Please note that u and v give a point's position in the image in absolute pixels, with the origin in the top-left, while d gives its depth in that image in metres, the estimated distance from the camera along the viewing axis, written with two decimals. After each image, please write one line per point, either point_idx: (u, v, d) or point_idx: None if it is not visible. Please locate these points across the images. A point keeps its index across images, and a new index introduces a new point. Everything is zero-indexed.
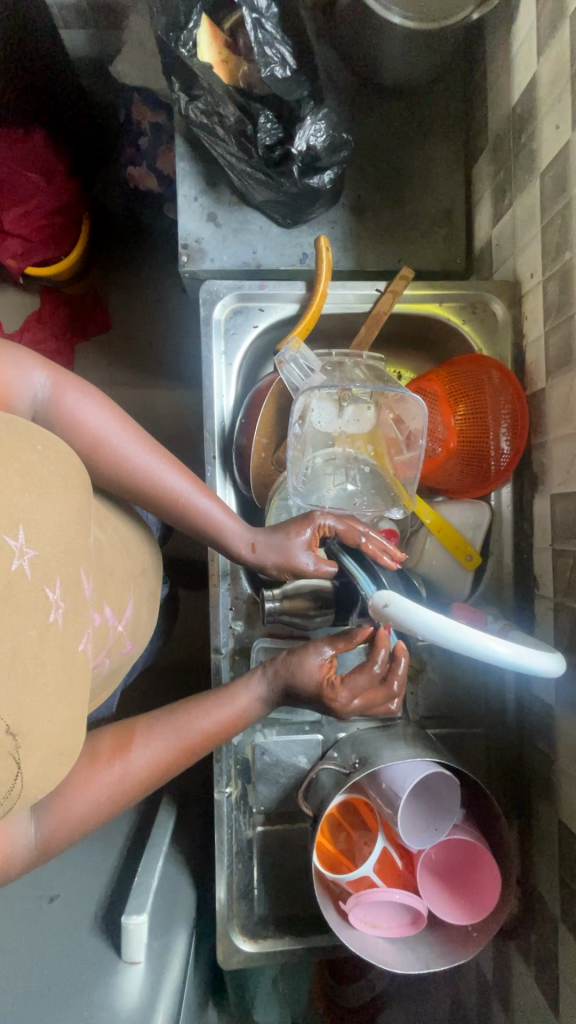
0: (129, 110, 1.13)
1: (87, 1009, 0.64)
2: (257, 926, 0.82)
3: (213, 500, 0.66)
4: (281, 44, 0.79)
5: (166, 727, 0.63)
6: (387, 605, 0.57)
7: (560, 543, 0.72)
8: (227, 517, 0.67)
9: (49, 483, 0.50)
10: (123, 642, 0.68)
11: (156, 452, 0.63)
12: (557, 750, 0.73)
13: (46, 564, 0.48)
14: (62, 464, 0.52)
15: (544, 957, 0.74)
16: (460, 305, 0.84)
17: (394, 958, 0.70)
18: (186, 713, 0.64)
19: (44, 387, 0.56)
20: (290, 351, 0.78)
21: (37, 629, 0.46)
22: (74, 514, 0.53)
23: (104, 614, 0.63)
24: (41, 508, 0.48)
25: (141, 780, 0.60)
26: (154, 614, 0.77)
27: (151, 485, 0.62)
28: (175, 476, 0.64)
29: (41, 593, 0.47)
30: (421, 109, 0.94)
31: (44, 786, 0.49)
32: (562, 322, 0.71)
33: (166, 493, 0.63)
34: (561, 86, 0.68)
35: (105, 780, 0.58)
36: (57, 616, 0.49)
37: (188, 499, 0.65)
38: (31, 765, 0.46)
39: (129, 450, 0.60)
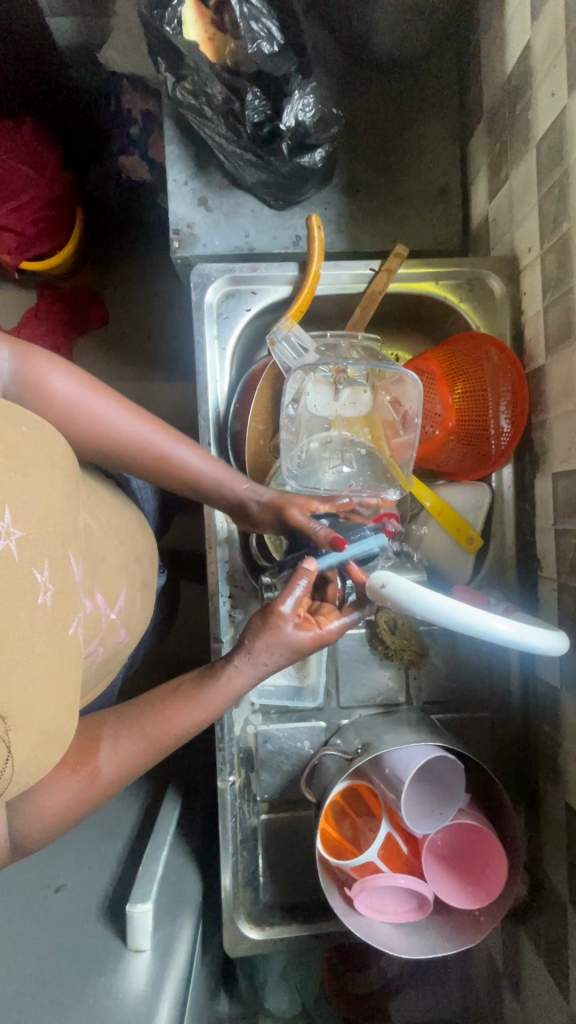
0: (118, 97, 1.12)
1: (93, 997, 0.64)
2: (263, 913, 0.81)
3: (197, 453, 0.66)
4: (268, 18, 0.77)
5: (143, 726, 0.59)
6: (384, 588, 0.55)
7: (562, 522, 0.70)
8: (212, 467, 0.67)
9: (35, 464, 0.49)
10: (116, 630, 0.67)
11: (132, 410, 0.62)
12: (562, 732, 0.72)
13: (33, 546, 0.47)
14: (47, 444, 0.51)
15: (553, 940, 0.73)
16: (457, 282, 0.82)
17: (401, 943, 0.70)
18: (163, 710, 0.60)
19: (9, 363, 0.55)
20: (281, 332, 0.77)
21: (25, 609, 0.46)
22: (62, 495, 0.52)
23: (95, 601, 0.62)
24: (27, 488, 0.48)
25: (116, 776, 0.58)
26: (148, 603, 0.77)
27: (132, 446, 0.62)
28: (155, 434, 0.63)
29: (28, 574, 0.47)
30: (413, 84, 0.91)
31: (36, 771, 0.48)
32: (560, 296, 0.69)
33: (148, 452, 0.63)
34: (556, 51, 0.66)
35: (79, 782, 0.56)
36: (46, 597, 0.48)
37: (171, 454, 0.64)
38: (21, 750, 0.46)
39: (104, 413, 0.59)
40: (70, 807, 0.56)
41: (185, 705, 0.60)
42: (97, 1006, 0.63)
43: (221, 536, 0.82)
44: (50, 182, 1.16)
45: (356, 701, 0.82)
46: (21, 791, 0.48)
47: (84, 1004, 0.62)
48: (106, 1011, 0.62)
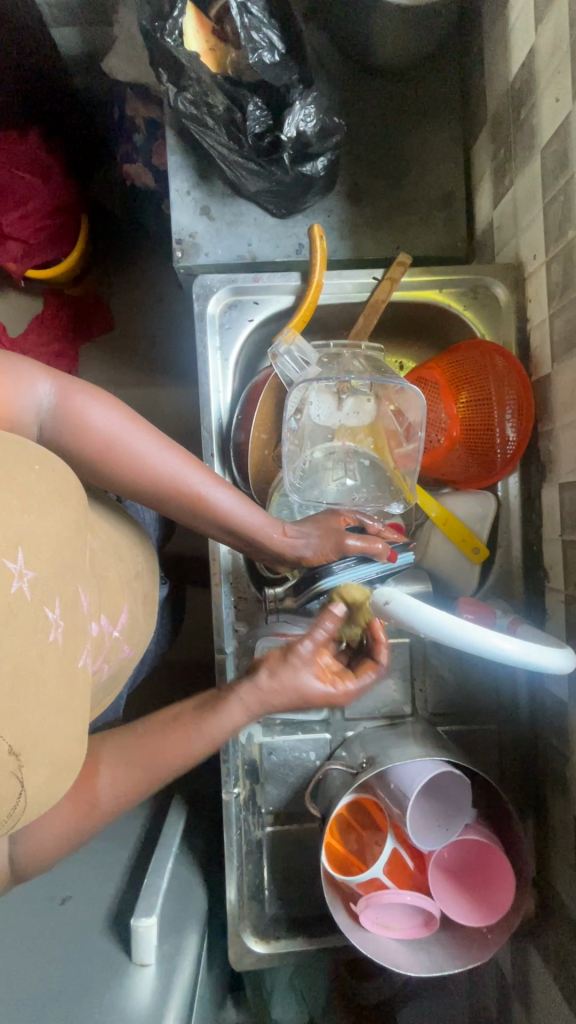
0: (122, 106, 1.12)
1: (98, 1011, 0.63)
2: (269, 927, 0.81)
3: (232, 495, 0.64)
4: (268, 28, 0.76)
5: (136, 758, 0.59)
6: (388, 603, 0.55)
7: (569, 533, 0.69)
8: (247, 512, 0.65)
9: (46, 502, 0.49)
10: (120, 647, 0.68)
11: (171, 448, 0.61)
12: (570, 746, 0.71)
13: (44, 585, 0.47)
14: (57, 480, 0.52)
15: (563, 957, 0.72)
16: (461, 290, 0.81)
17: (406, 960, 0.69)
18: (159, 740, 0.60)
19: (50, 396, 0.55)
20: (283, 343, 0.76)
21: (37, 647, 0.46)
22: (72, 531, 0.52)
23: (100, 623, 0.62)
24: (39, 528, 0.48)
25: (108, 809, 0.58)
26: (151, 617, 0.77)
27: (166, 485, 0.61)
28: (190, 473, 0.62)
29: (40, 614, 0.46)
30: (417, 89, 0.91)
31: (46, 801, 0.49)
32: (566, 304, 0.68)
33: (182, 491, 0.61)
34: (560, 56, 0.65)
35: (74, 811, 0.57)
36: (57, 633, 0.48)
37: (205, 494, 0.62)
38: (34, 782, 0.46)
39: (140, 449, 0.59)
40: (63, 837, 0.57)
41: (180, 734, 0.60)
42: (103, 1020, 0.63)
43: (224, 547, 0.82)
44: (55, 192, 1.16)
45: (361, 712, 0.81)
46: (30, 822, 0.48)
47: (90, 1018, 0.62)
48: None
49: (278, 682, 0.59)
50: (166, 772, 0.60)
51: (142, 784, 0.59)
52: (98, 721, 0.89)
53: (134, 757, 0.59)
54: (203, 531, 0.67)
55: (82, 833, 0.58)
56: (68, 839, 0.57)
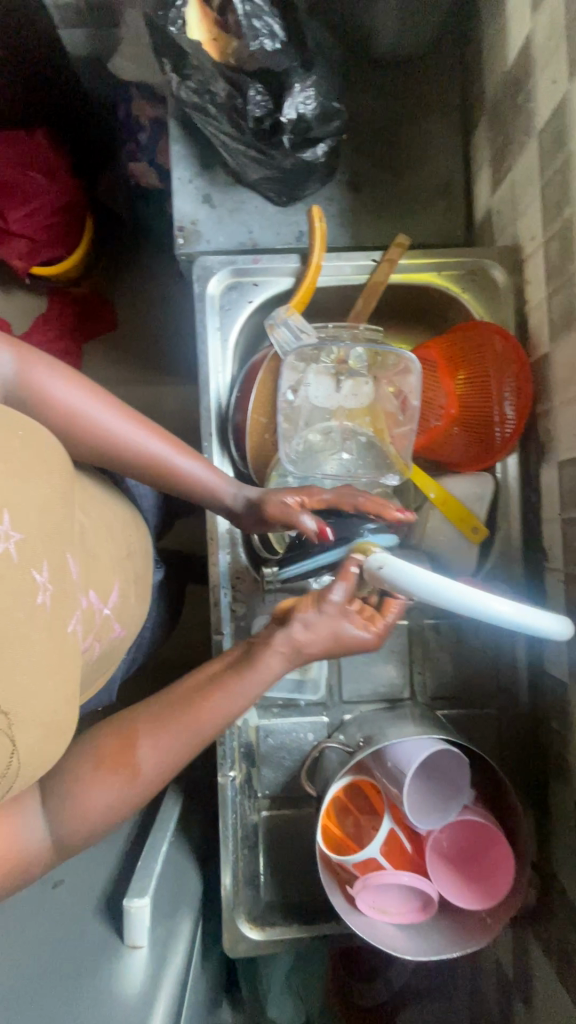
0: (128, 105, 1.14)
1: (89, 992, 0.62)
2: (264, 914, 0.80)
3: (197, 463, 0.65)
4: (270, 15, 0.78)
5: (177, 723, 0.56)
6: (382, 569, 0.55)
7: (568, 511, 0.69)
8: (213, 478, 0.66)
9: (32, 466, 0.49)
10: (111, 626, 0.67)
11: (133, 418, 0.61)
12: (570, 726, 0.71)
13: (32, 547, 0.47)
14: (44, 445, 0.51)
15: (565, 945, 0.71)
16: (460, 273, 0.82)
17: (405, 945, 0.67)
18: (196, 703, 0.57)
19: (11, 365, 0.55)
20: (281, 317, 0.77)
21: (24, 610, 0.45)
22: (59, 496, 0.51)
23: (89, 598, 0.62)
24: (25, 491, 0.47)
25: (150, 782, 0.56)
26: (143, 596, 0.77)
27: (130, 455, 0.61)
28: (156, 444, 0.62)
29: (27, 575, 0.46)
30: (415, 82, 0.92)
31: (41, 766, 0.48)
32: (564, 282, 0.69)
33: (148, 461, 0.62)
34: (557, 39, 0.66)
35: (116, 782, 0.55)
36: (45, 598, 0.48)
37: (171, 464, 0.63)
38: (26, 744, 0.45)
39: (101, 419, 0.59)
40: (109, 806, 0.55)
41: (221, 694, 0.57)
42: (93, 1001, 0.61)
43: (222, 529, 0.82)
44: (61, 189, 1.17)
45: (359, 695, 0.80)
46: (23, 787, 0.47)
47: (81, 999, 0.61)
48: (103, 1007, 0.60)
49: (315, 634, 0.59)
50: (208, 733, 0.57)
51: (183, 749, 0.56)
52: (93, 706, 0.88)
53: (174, 720, 0.56)
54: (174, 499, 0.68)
55: (127, 804, 0.55)
56: (113, 809, 0.55)
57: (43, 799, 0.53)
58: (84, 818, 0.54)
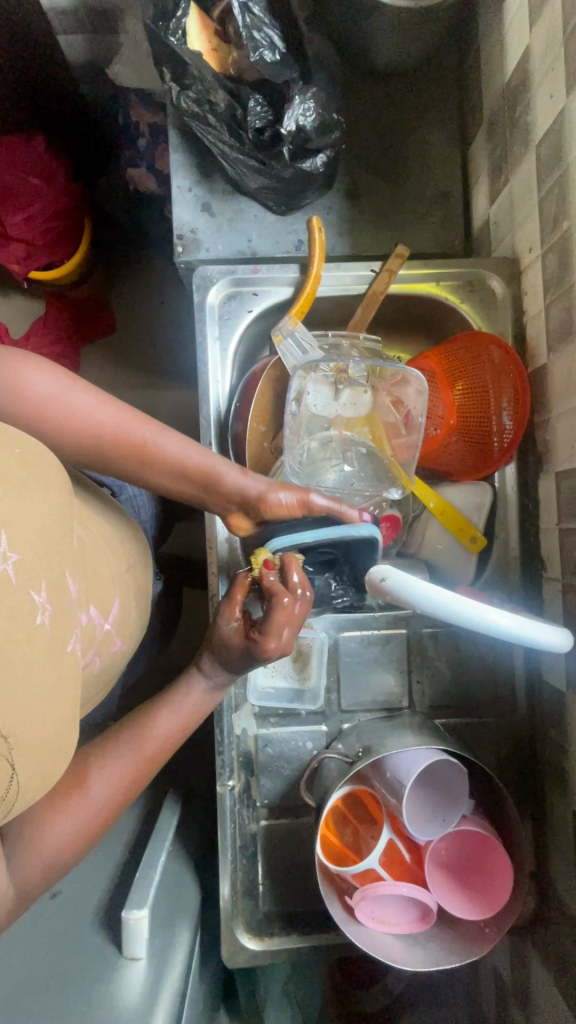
0: (126, 112, 1.14)
1: (88, 1003, 0.62)
2: (262, 924, 0.79)
3: (183, 442, 0.66)
4: (270, 27, 0.78)
5: (124, 746, 0.62)
6: (384, 581, 0.54)
7: (566, 522, 0.70)
8: (200, 455, 0.67)
9: (30, 485, 0.49)
10: (112, 640, 0.67)
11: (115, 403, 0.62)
12: (568, 736, 0.71)
13: (30, 567, 0.47)
14: (42, 462, 0.51)
15: (563, 956, 0.71)
16: (458, 283, 0.82)
17: (407, 957, 0.67)
18: (139, 725, 0.63)
19: None
20: (287, 328, 0.78)
21: (24, 631, 0.45)
22: (57, 515, 0.51)
23: (90, 613, 0.62)
24: (23, 511, 0.47)
25: (105, 805, 0.58)
26: (143, 609, 0.77)
27: (113, 437, 0.62)
28: (136, 425, 0.63)
29: (26, 596, 0.46)
30: (414, 93, 0.92)
31: (40, 789, 0.48)
32: (562, 294, 0.69)
33: (136, 444, 0.63)
34: (554, 53, 0.66)
35: (68, 813, 0.56)
36: (45, 618, 0.48)
37: (154, 443, 0.64)
38: (26, 768, 0.45)
39: (85, 406, 0.60)
40: (63, 843, 0.55)
41: (159, 715, 0.65)
42: (90, 1014, 0.60)
43: (221, 539, 0.82)
44: (59, 195, 1.17)
45: (358, 704, 0.81)
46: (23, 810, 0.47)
47: (79, 1011, 0.61)
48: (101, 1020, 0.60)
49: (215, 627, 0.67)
50: (153, 756, 0.62)
51: (131, 773, 0.61)
52: (91, 715, 0.88)
53: (120, 745, 0.61)
54: (160, 485, 0.68)
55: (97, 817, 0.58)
56: (67, 843, 0.55)
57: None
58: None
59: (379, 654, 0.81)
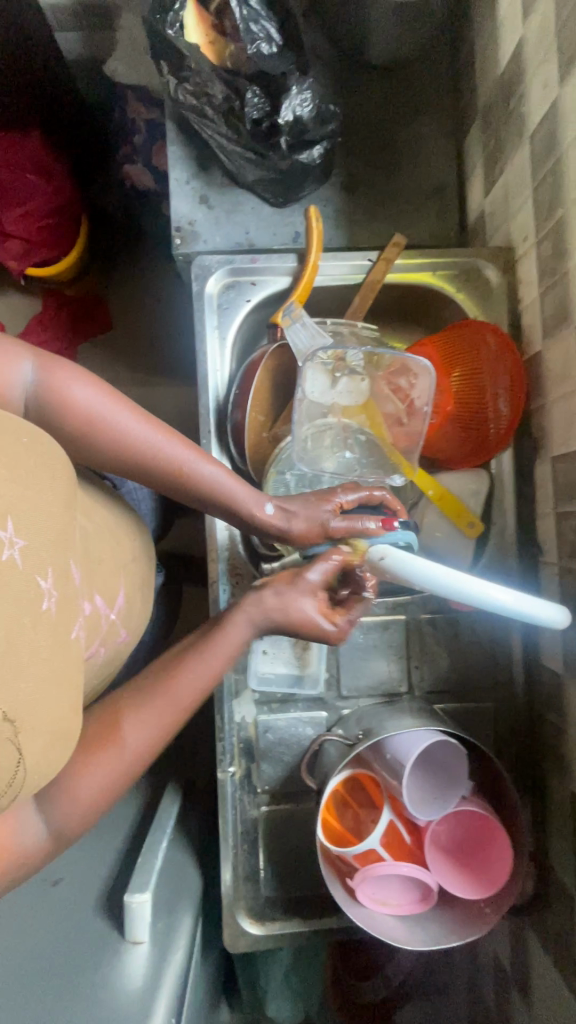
0: (123, 107, 1.15)
1: (91, 986, 0.62)
2: (264, 909, 0.80)
3: (217, 468, 0.65)
4: (266, 20, 0.79)
5: (157, 695, 0.61)
6: (383, 559, 0.56)
7: (563, 505, 0.70)
8: (234, 483, 0.66)
9: (36, 474, 0.49)
10: (117, 630, 0.67)
11: (153, 422, 0.62)
12: (566, 718, 0.72)
13: (36, 554, 0.47)
14: (49, 452, 0.51)
15: (562, 936, 0.71)
16: (454, 273, 0.83)
17: (404, 935, 0.68)
18: (172, 673, 0.62)
19: (32, 372, 0.55)
20: (295, 314, 0.79)
21: (29, 616, 0.45)
22: (62, 503, 0.51)
23: (94, 602, 0.62)
24: (29, 498, 0.47)
25: (136, 758, 0.59)
26: (147, 602, 0.77)
27: (150, 459, 0.61)
28: (174, 448, 0.63)
29: (32, 582, 0.46)
30: (409, 87, 0.94)
31: (46, 774, 0.48)
32: (556, 281, 0.70)
33: (171, 467, 0.63)
34: (548, 43, 0.68)
35: (101, 765, 0.57)
36: (50, 603, 0.48)
37: (191, 468, 0.64)
38: (32, 753, 0.45)
39: (123, 425, 0.59)
40: (100, 788, 0.57)
41: (192, 662, 0.63)
42: (93, 997, 0.61)
43: (220, 526, 0.82)
44: (57, 190, 1.18)
45: (358, 689, 0.81)
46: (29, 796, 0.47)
47: (83, 993, 0.61)
48: (105, 1004, 0.60)
49: (286, 606, 0.65)
50: (186, 706, 0.61)
51: (165, 724, 0.60)
52: None
53: (152, 693, 0.61)
54: (192, 504, 0.68)
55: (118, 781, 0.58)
56: (100, 794, 0.57)
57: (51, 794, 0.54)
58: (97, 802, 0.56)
59: (378, 639, 0.81)
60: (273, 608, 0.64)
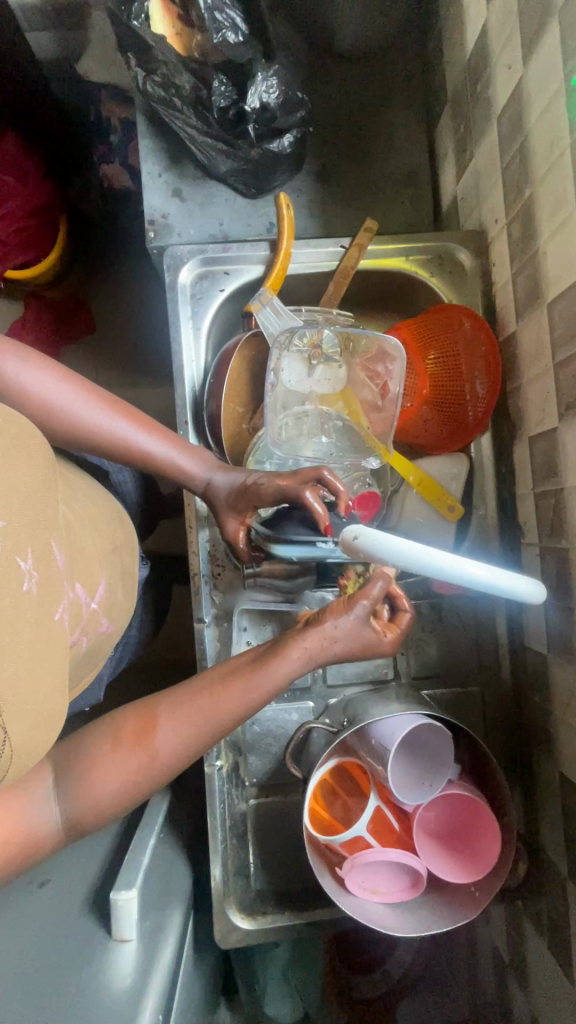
0: (97, 106, 1.14)
1: (76, 988, 0.60)
2: (255, 903, 0.79)
3: (173, 448, 0.66)
4: (232, 8, 0.78)
5: (195, 709, 0.58)
6: (357, 537, 0.54)
7: (540, 485, 0.70)
8: (190, 460, 0.67)
9: (11, 454, 0.48)
10: (98, 620, 0.66)
11: (107, 404, 0.61)
12: (552, 699, 0.71)
13: (15, 534, 0.46)
14: (23, 434, 0.50)
15: (553, 918, 0.71)
16: (427, 257, 0.83)
17: (396, 924, 0.67)
18: (214, 692, 0.58)
19: None
20: (265, 299, 0.78)
21: (10, 599, 0.44)
22: (40, 485, 0.50)
23: (75, 590, 0.60)
24: (5, 478, 0.46)
25: (167, 765, 0.57)
26: (130, 593, 0.76)
27: (106, 442, 0.61)
28: (128, 428, 0.62)
29: (12, 563, 0.45)
30: (378, 77, 0.94)
31: (32, 755, 0.47)
32: (527, 261, 0.70)
33: (125, 449, 0.62)
34: (510, 25, 0.68)
35: (129, 763, 0.56)
36: (31, 586, 0.46)
37: (147, 449, 0.64)
38: (18, 732, 0.44)
39: (75, 410, 0.59)
40: (123, 788, 0.56)
41: (235, 687, 0.58)
42: (78, 997, 0.59)
43: (200, 516, 0.81)
44: (33, 192, 1.17)
45: (344, 677, 0.81)
46: (19, 775, 0.47)
47: (68, 994, 0.60)
48: (91, 1003, 0.59)
49: (346, 633, 0.62)
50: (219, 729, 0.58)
51: (198, 737, 0.57)
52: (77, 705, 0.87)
53: (189, 716, 0.57)
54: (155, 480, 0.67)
55: (139, 786, 0.57)
56: (125, 793, 0.56)
57: (45, 787, 0.54)
58: (91, 802, 0.55)
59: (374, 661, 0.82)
60: (357, 621, 0.62)
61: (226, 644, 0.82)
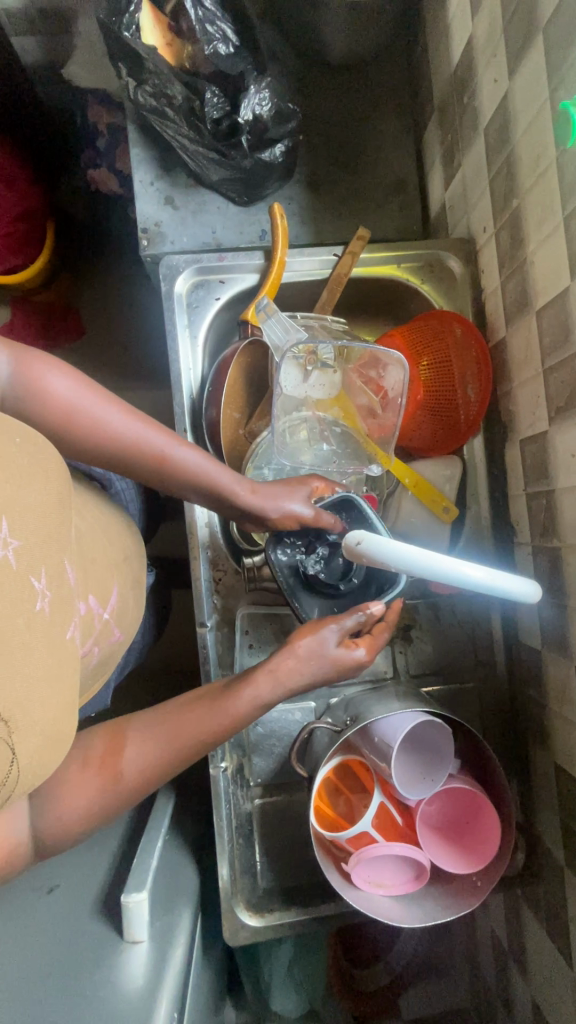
0: (84, 112, 1.14)
1: (90, 990, 0.61)
2: (262, 901, 0.80)
3: (201, 455, 0.66)
4: (222, 21, 0.80)
5: (159, 734, 0.61)
6: (360, 543, 0.57)
7: (532, 485, 0.72)
8: (217, 468, 0.67)
9: (30, 475, 0.49)
10: (110, 630, 0.67)
11: (134, 413, 0.62)
12: (547, 693, 0.73)
13: (31, 554, 0.47)
14: (41, 453, 0.51)
15: (551, 904, 0.73)
16: (419, 265, 0.85)
17: (401, 914, 0.69)
18: (181, 711, 0.62)
19: (9, 369, 0.55)
20: (268, 309, 0.78)
21: (23, 618, 0.45)
22: (56, 503, 0.51)
23: (88, 602, 0.61)
24: (22, 500, 0.47)
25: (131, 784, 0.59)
26: (140, 600, 0.77)
27: (135, 448, 0.62)
28: (155, 436, 0.63)
29: (26, 583, 0.46)
30: (365, 86, 0.95)
31: (43, 773, 0.48)
32: (516, 269, 0.72)
33: (154, 456, 0.63)
34: (495, 40, 0.70)
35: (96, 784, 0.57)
36: (44, 605, 0.48)
37: (174, 456, 0.64)
38: (27, 752, 0.45)
39: (105, 418, 0.59)
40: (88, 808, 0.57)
41: (196, 708, 0.62)
42: (92, 998, 0.60)
43: (201, 521, 0.82)
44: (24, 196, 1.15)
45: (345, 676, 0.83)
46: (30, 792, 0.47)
47: (82, 996, 0.61)
48: (105, 1004, 0.60)
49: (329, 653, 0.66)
50: (213, 732, 0.61)
51: (165, 757, 0.60)
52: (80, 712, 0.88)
53: (178, 726, 0.61)
54: (173, 494, 0.69)
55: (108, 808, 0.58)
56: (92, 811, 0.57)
57: (58, 793, 0.55)
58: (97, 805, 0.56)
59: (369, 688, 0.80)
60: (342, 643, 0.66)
61: (228, 647, 0.83)
